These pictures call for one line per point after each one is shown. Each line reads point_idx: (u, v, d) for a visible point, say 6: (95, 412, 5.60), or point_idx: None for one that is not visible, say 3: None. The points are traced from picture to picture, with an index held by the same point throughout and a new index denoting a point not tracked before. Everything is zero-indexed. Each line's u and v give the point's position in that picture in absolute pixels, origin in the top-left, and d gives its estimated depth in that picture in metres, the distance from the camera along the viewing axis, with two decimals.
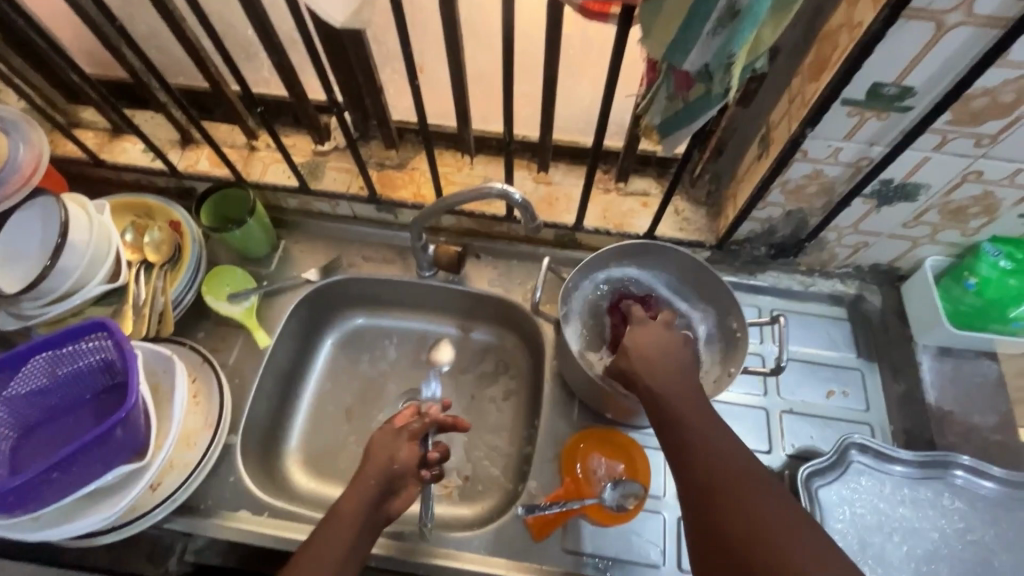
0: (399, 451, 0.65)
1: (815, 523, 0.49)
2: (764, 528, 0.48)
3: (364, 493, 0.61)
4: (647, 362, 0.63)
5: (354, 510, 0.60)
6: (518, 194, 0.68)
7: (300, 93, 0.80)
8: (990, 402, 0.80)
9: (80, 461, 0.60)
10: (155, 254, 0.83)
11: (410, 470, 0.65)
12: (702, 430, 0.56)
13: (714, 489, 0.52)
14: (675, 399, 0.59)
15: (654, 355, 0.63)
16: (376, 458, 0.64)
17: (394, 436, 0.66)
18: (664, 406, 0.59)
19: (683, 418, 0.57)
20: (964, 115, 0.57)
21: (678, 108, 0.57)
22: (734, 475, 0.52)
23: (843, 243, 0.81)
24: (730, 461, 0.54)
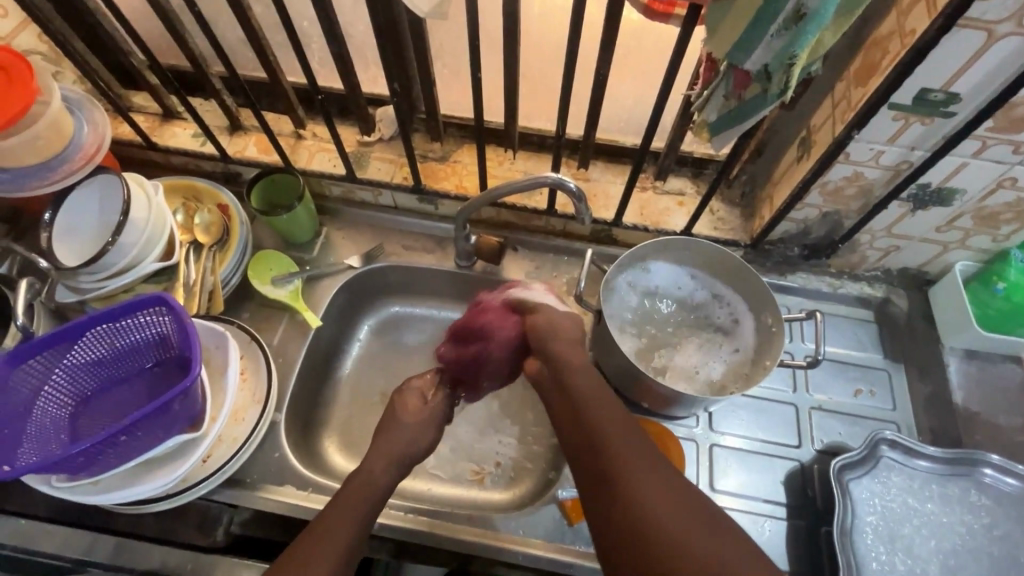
0: (427, 428, 0.76)
1: (696, 514, 0.52)
2: (654, 512, 0.52)
3: (394, 464, 0.70)
4: (573, 351, 0.71)
5: (376, 481, 0.67)
6: (572, 183, 0.70)
7: (354, 85, 0.83)
8: (1015, 404, 0.82)
9: (144, 427, 0.61)
10: (205, 235, 0.85)
11: (430, 446, 0.76)
12: (608, 434, 0.59)
13: (615, 490, 0.55)
14: (584, 384, 0.66)
15: (575, 339, 0.73)
16: (409, 428, 0.74)
17: (420, 420, 0.76)
18: (588, 411, 0.63)
19: (598, 425, 0.61)
20: (1005, 122, 0.60)
21: (734, 106, 0.60)
22: (631, 475, 0.55)
23: (875, 246, 0.83)
24: (645, 480, 0.55)
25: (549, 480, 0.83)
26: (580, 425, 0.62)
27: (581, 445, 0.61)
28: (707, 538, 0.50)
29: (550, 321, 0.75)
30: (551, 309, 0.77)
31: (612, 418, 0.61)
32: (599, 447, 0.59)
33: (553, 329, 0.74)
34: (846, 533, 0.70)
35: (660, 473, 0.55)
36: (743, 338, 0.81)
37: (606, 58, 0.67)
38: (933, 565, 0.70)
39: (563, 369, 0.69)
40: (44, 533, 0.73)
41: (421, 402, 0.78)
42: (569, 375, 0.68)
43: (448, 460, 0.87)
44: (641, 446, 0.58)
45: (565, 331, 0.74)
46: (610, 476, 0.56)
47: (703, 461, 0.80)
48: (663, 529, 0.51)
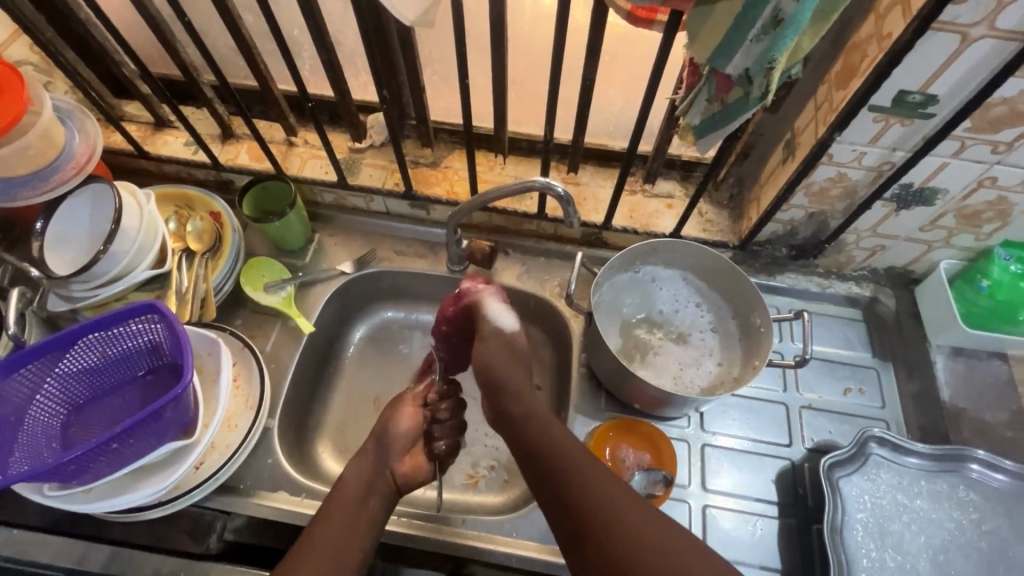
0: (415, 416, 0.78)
1: (666, 527, 0.53)
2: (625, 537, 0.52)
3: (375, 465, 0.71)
4: (513, 398, 0.69)
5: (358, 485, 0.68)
6: (558, 186, 0.71)
7: (344, 92, 0.84)
8: (1001, 400, 0.83)
9: (136, 434, 0.62)
10: (198, 243, 0.85)
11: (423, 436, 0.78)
12: (575, 472, 0.58)
13: (584, 525, 0.55)
14: (533, 423, 0.65)
15: (516, 380, 0.70)
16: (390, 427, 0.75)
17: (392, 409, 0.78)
18: (541, 448, 0.62)
19: (554, 463, 0.60)
20: (983, 123, 0.61)
21: (717, 109, 0.61)
22: (596, 505, 0.55)
23: (861, 246, 0.84)
24: (611, 507, 0.55)
25: None
26: (535, 467, 0.61)
27: (541, 483, 0.60)
28: (678, 549, 0.51)
29: (498, 349, 0.73)
30: (501, 336, 0.74)
31: (584, 463, 0.59)
32: (560, 484, 0.58)
33: (513, 370, 0.71)
34: (836, 531, 0.71)
35: (622, 495, 0.56)
36: (731, 351, 0.81)
37: (592, 64, 0.68)
38: (922, 561, 0.70)
39: (508, 411, 0.68)
40: (35, 543, 0.73)
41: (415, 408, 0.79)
42: (515, 416, 0.67)
43: None
44: (608, 476, 0.58)
45: (507, 379, 0.70)
46: (599, 525, 0.54)
47: (695, 461, 0.80)
48: (640, 550, 0.51)
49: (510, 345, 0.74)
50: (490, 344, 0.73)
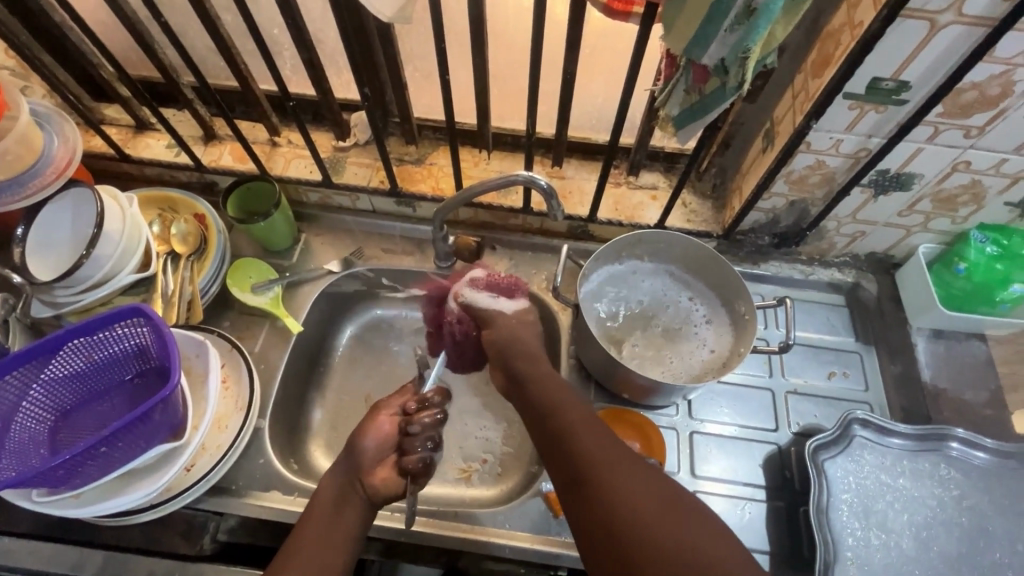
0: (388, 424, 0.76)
1: (667, 493, 0.55)
2: (627, 492, 0.55)
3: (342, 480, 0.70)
4: (529, 364, 0.75)
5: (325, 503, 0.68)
6: (542, 180, 0.71)
7: (326, 90, 0.84)
8: (981, 380, 0.84)
9: (125, 438, 0.61)
10: (183, 245, 0.85)
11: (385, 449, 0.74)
12: (585, 432, 0.62)
13: (589, 477, 0.57)
14: (549, 390, 0.69)
15: (530, 347, 0.78)
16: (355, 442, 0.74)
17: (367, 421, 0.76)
18: (554, 409, 0.66)
19: (566, 422, 0.63)
20: (955, 108, 0.62)
21: (694, 101, 0.61)
22: (603, 461, 0.58)
23: (842, 232, 0.86)
24: (617, 464, 0.58)
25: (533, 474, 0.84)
26: (547, 426, 0.64)
27: (551, 441, 0.63)
28: (676, 513, 0.53)
29: (510, 325, 0.81)
30: (505, 317, 0.82)
31: (591, 426, 0.62)
32: (569, 439, 0.61)
33: (522, 344, 0.78)
34: (822, 511, 0.72)
35: (628, 458, 0.59)
36: (717, 339, 0.83)
37: (572, 57, 0.69)
38: (906, 538, 0.72)
39: (527, 377, 0.73)
40: (26, 550, 0.73)
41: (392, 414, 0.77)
42: (532, 383, 0.71)
43: None
44: (615, 440, 0.61)
45: (523, 344, 0.79)
46: (597, 480, 0.56)
47: (684, 448, 0.81)
48: (639, 506, 0.53)
49: (516, 324, 0.81)
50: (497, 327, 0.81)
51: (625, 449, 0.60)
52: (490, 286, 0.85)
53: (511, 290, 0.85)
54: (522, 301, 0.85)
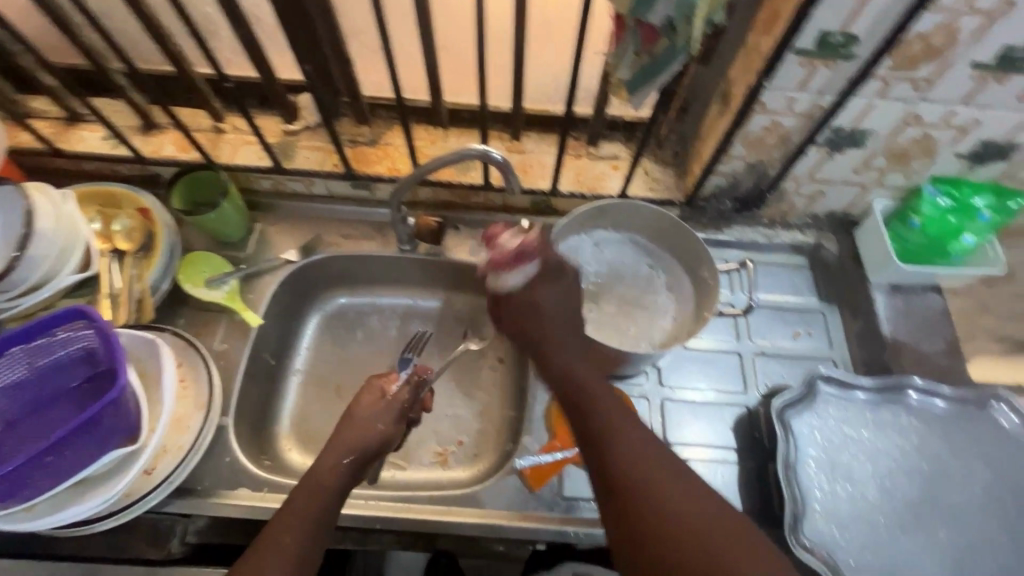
0: (380, 418, 0.71)
1: (699, 502, 0.55)
2: (657, 499, 0.55)
3: (342, 458, 0.67)
4: (564, 344, 0.69)
5: (331, 487, 0.64)
6: (498, 153, 0.69)
7: (268, 71, 0.80)
8: (937, 331, 0.87)
9: (73, 444, 0.59)
10: (127, 242, 0.81)
11: (386, 443, 0.70)
12: (621, 429, 0.61)
13: (619, 478, 0.58)
14: (584, 375, 0.67)
15: (552, 323, 0.70)
16: (359, 421, 0.70)
17: (372, 405, 0.72)
18: (588, 399, 0.64)
19: (603, 416, 0.62)
20: (902, 60, 0.63)
21: (645, 63, 0.60)
22: (635, 462, 0.58)
23: (801, 192, 0.86)
24: (651, 469, 0.57)
25: (508, 452, 0.84)
26: (580, 414, 0.64)
27: (584, 430, 0.63)
28: (704, 523, 0.54)
29: (527, 304, 0.70)
30: (511, 296, 0.71)
31: (629, 424, 0.61)
32: (602, 435, 0.61)
33: (532, 328, 0.70)
34: (790, 467, 0.74)
35: (662, 461, 0.58)
36: (682, 306, 0.83)
37: (521, 23, 0.66)
38: (871, 488, 0.74)
39: (562, 355, 0.69)
40: None
41: (379, 398, 0.73)
42: (567, 361, 0.68)
43: (410, 446, 0.87)
44: (653, 442, 0.60)
45: (544, 325, 0.70)
46: (627, 477, 0.57)
47: (655, 416, 0.82)
48: (667, 514, 0.54)
49: (522, 307, 0.70)
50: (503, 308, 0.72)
51: (661, 450, 0.59)
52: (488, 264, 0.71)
53: (513, 263, 0.69)
54: (528, 268, 0.70)
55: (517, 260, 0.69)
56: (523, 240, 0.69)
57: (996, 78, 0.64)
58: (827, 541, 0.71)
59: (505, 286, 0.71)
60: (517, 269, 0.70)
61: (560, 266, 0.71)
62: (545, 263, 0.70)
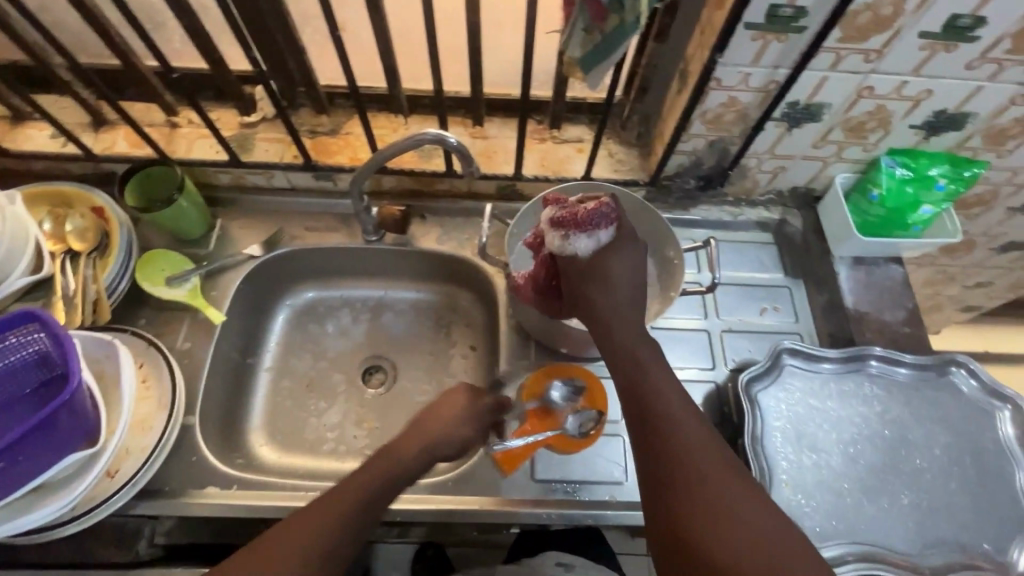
0: (465, 423, 0.69)
1: (765, 519, 0.52)
2: (717, 510, 0.52)
3: (417, 458, 0.64)
4: (626, 323, 0.65)
5: (375, 481, 0.60)
6: (453, 138, 0.68)
7: (218, 61, 0.78)
8: (899, 300, 0.88)
9: (26, 450, 0.57)
10: (80, 242, 0.79)
11: (466, 447, 0.68)
12: (681, 431, 0.57)
13: (675, 481, 0.54)
14: (644, 364, 0.62)
15: (625, 298, 0.65)
16: (450, 422, 0.68)
17: (466, 408, 0.70)
18: (645, 391, 0.60)
19: (662, 413, 0.58)
20: (852, 31, 0.63)
21: (596, 41, 0.59)
22: (695, 467, 0.54)
23: (763, 169, 0.86)
24: (713, 478, 0.54)
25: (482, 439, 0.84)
26: (637, 407, 0.60)
27: (639, 424, 0.59)
28: (766, 543, 0.50)
29: (596, 278, 0.65)
30: (577, 263, 0.66)
31: (693, 426, 0.57)
32: (660, 432, 0.57)
33: (595, 298, 0.65)
34: (756, 439, 0.75)
35: (727, 471, 0.54)
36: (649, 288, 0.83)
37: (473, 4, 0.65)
38: (837, 457, 0.76)
39: (618, 338, 0.64)
40: None
41: (471, 400, 0.70)
42: (629, 347, 0.63)
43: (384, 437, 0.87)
44: (717, 450, 0.56)
45: (610, 301, 0.65)
46: (685, 478, 0.54)
47: None
48: (725, 529, 0.51)
49: (592, 271, 0.65)
50: (568, 274, 0.67)
51: (727, 461, 0.55)
52: (558, 225, 0.66)
53: (585, 225, 0.65)
54: (601, 234, 0.66)
55: (590, 223, 0.65)
56: (597, 204, 0.66)
57: (945, 47, 0.64)
58: (794, 510, 0.72)
59: (573, 251, 0.66)
60: (589, 233, 0.65)
61: (632, 237, 0.68)
62: (617, 231, 0.67)
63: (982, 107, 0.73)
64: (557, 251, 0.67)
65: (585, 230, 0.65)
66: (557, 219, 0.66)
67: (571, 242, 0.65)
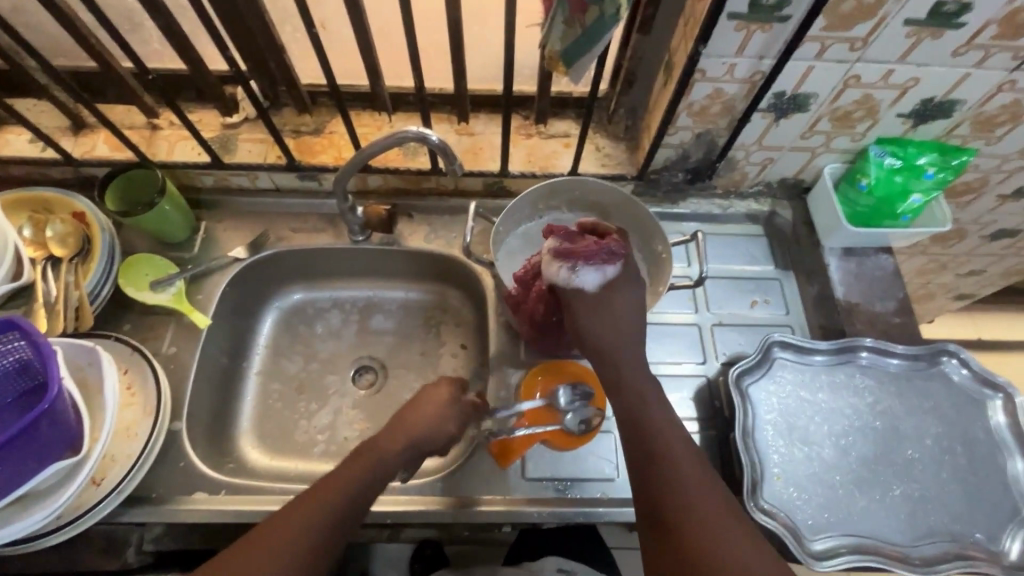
0: (448, 418, 0.69)
1: (757, 552, 0.53)
2: (713, 541, 0.53)
3: (397, 454, 0.64)
4: (628, 359, 0.66)
5: (357, 477, 0.61)
6: (435, 135, 0.68)
7: (196, 61, 0.76)
8: (890, 290, 0.88)
9: (6, 460, 0.56)
10: (61, 248, 0.78)
11: (447, 442, 0.69)
12: (680, 464, 0.59)
13: (673, 513, 0.56)
14: (645, 398, 0.64)
15: (627, 332, 0.67)
16: (432, 418, 0.68)
17: (447, 403, 0.70)
18: (645, 425, 0.62)
19: (662, 447, 0.60)
20: (836, 20, 0.62)
21: (577, 34, 0.58)
22: (693, 500, 0.56)
23: (751, 161, 0.86)
24: (709, 511, 0.55)
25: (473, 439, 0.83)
26: (637, 440, 0.61)
27: (639, 456, 0.60)
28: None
29: (598, 312, 0.67)
30: (583, 297, 0.67)
31: (692, 460, 0.59)
32: (660, 464, 0.59)
33: (599, 330, 0.67)
34: (747, 433, 0.75)
35: (722, 505, 0.56)
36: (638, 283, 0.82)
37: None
38: (828, 449, 0.75)
39: (621, 374, 0.66)
40: None
41: (450, 396, 0.71)
42: (630, 381, 0.65)
43: None
44: (712, 484, 0.58)
45: (614, 337, 0.66)
46: (683, 510, 0.55)
47: None
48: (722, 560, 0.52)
49: (596, 304, 0.67)
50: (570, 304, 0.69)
51: (721, 494, 0.57)
52: (566, 256, 0.67)
53: (595, 260, 0.67)
54: (608, 269, 0.68)
55: (598, 258, 0.67)
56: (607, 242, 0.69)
57: (930, 34, 0.64)
58: (786, 504, 0.72)
59: (579, 285, 0.67)
60: (597, 269, 0.67)
61: (634, 273, 0.71)
62: (621, 267, 0.69)
63: (970, 94, 0.72)
64: (564, 283, 0.68)
65: (594, 265, 0.67)
66: (566, 253, 0.68)
67: (578, 276, 0.67)
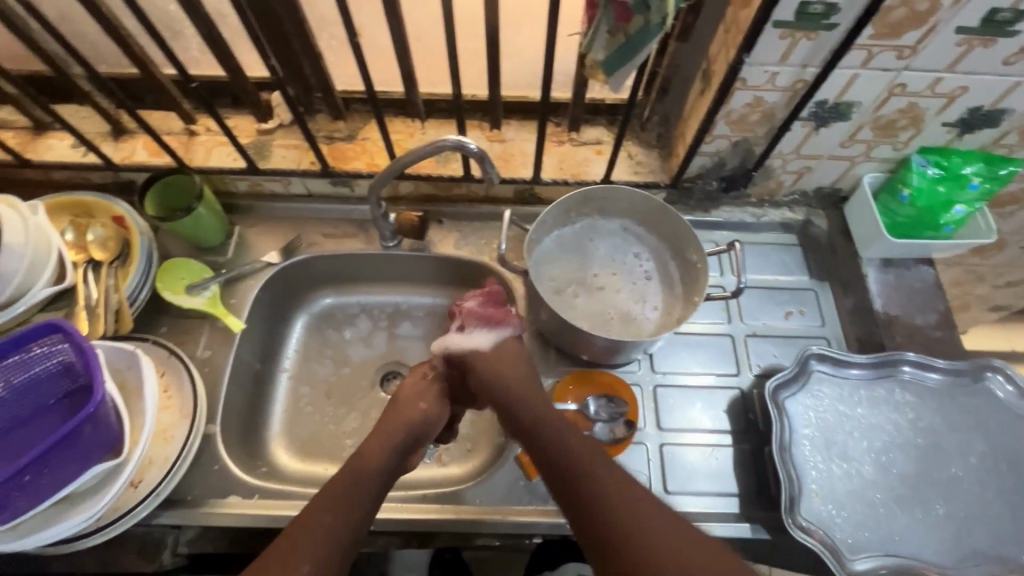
0: (423, 400, 0.74)
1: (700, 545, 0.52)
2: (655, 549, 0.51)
3: (388, 443, 0.68)
4: (534, 406, 0.68)
5: (363, 468, 0.64)
6: (472, 143, 0.67)
7: (235, 69, 0.77)
8: (930, 303, 0.85)
9: (51, 461, 0.57)
10: (102, 252, 0.79)
11: (432, 423, 0.73)
12: (601, 480, 0.58)
13: (612, 533, 0.54)
14: (555, 432, 0.64)
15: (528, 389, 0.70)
16: (413, 406, 0.73)
17: (422, 388, 0.75)
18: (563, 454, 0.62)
19: (582, 470, 0.59)
20: (885, 28, 0.61)
21: (620, 43, 0.58)
22: (624, 510, 0.55)
23: (788, 169, 0.84)
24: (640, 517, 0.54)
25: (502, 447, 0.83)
26: (557, 474, 0.61)
27: (564, 490, 0.59)
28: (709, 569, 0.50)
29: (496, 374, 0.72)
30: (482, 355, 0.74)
31: (613, 471, 0.59)
32: (583, 488, 0.58)
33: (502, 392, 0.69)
34: (785, 448, 0.73)
35: (653, 507, 0.55)
36: (671, 293, 0.82)
37: (491, 8, 0.64)
38: (868, 466, 0.74)
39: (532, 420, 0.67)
40: None
41: (421, 381, 0.76)
42: (539, 423, 0.66)
43: None
44: (640, 489, 0.57)
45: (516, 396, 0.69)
46: (618, 525, 0.54)
47: (649, 402, 0.81)
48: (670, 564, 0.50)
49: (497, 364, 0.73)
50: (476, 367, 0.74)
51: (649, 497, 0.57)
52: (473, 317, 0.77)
53: (492, 323, 0.76)
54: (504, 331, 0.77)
55: (496, 318, 0.77)
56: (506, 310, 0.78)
57: (982, 42, 0.62)
58: (823, 521, 0.70)
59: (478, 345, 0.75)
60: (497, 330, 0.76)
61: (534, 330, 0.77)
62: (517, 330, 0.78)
63: (1020, 103, 0.70)
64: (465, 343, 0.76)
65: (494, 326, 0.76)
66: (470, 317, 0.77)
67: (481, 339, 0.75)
